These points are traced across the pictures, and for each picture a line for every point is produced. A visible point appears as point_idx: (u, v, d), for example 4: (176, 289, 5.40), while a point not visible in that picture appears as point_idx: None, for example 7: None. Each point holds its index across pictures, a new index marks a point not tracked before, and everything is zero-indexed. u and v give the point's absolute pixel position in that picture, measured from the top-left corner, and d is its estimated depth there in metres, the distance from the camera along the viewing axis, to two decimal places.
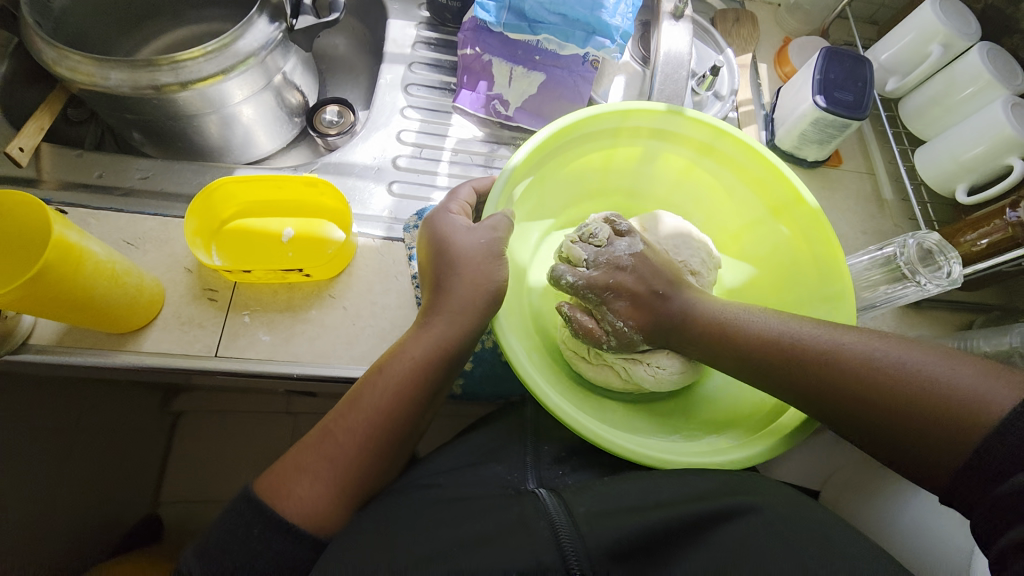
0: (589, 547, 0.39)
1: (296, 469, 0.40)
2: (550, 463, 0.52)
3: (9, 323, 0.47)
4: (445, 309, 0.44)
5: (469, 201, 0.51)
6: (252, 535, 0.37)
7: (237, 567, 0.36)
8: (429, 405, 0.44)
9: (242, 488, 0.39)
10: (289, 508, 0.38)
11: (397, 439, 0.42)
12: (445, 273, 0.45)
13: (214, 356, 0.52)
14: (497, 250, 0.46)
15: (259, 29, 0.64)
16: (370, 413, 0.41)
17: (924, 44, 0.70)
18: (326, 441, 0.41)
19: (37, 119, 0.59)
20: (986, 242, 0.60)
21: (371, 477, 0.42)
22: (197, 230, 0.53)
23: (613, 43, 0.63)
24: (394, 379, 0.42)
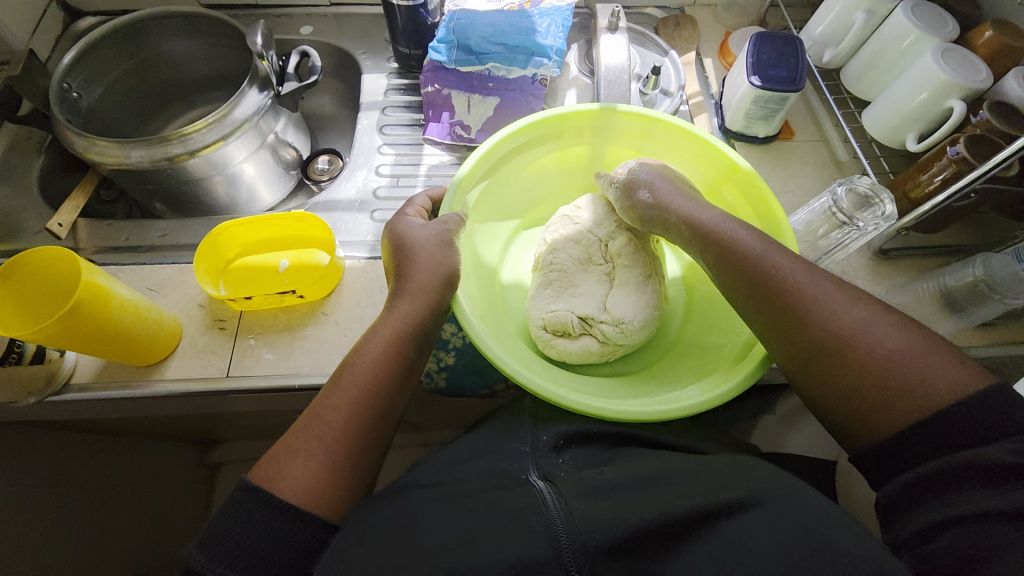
0: (585, 540, 0.41)
1: (288, 454, 0.45)
2: (549, 451, 0.55)
3: (54, 365, 0.55)
4: (406, 291, 0.50)
5: (425, 206, 0.57)
6: (254, 519, 0.41)
7: (245, 552, 0.40)
8: (405, 380, 0.49)
9: (238, 479, 0.43)
10: (286, 485, 0.43)
11: (379, 412, 0.47)
12: (404, 262, 0.52)
13: (227, 376, 0.58)
14: (448, 238, 0.53)
15: (251, 97, 0.75)
16: (350, 390, 0.47)
17: (851, 13, 0.75)
18: (314, 423, 0.46)
19: (71, 199, 0.71)
20: (940, 179, 0.62)
21: (361, 451, 0.46)
22: (206, 270, 0.61)
23: (550, 60, 0.72)
24: (369, 358, 0.48)
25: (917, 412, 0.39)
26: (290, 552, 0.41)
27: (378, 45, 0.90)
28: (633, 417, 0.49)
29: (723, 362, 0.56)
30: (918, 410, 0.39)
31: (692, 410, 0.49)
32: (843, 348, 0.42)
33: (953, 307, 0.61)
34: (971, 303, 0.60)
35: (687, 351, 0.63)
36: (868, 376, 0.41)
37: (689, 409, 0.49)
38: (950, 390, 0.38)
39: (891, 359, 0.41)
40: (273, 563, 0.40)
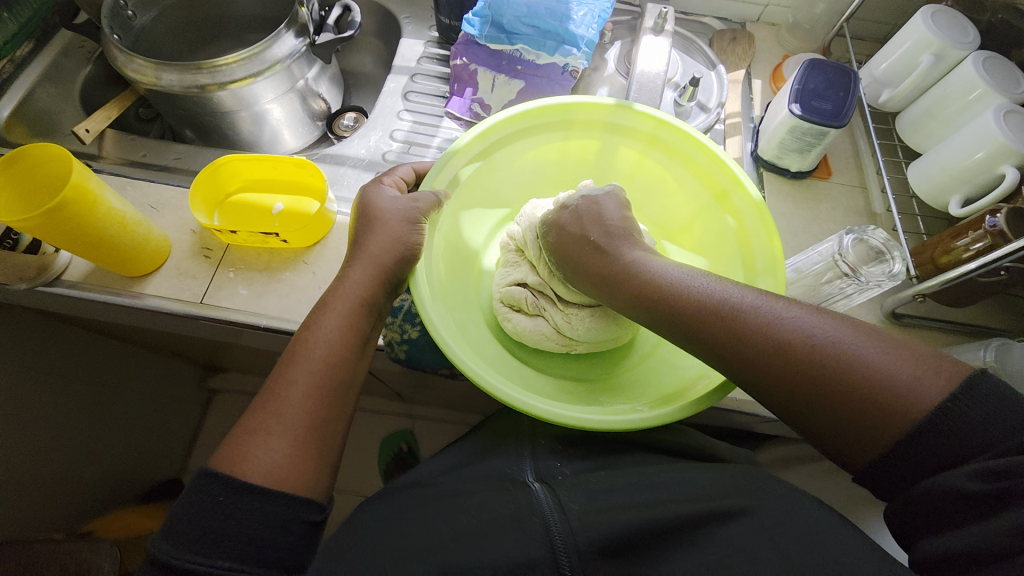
0: (580, 543, 0.43)
1: (248, 435, 0.43)
2: (547, 455, 0.57)
3: (47, 259, 0.58)
4: (357, 261, 0.51)
5: (405, 178, 0.57)
6: (218, 503, 0.40)
7: (207, 531, 0.38)
8: (361, 352, 0.49)
9: (198, 466, 0.41)
10: (251, 467, 0.42)
11: (338, 380, 0.47)
12: (361, 236, 0.52)
13: (200, 302, 0.60)
14: (413, 216, 0.52)
15: (286, 41, 0.77)
16: (308, 364, 0.46)
17: (916, 54, 0.69)
18: (270, 402, 0.45)
19: (104, 110, 0.74)
20: (978, 247, 0.56)
21: (322, 424, 0.45)
22: (202, 199, 0.63)
23: (579, 50, 0.70)
24: (325, 331, 0.48)
25: (884, 405, 0.36)
26: (264, 530, 0.40)
27: (423, 12, 0.90)
28: (581, 423, 0.46)
29: (679, 385, 0.54)
30: (884, 403, 0.36)
31: (638, 427, 0.46)
32: (779, 352, 0.39)
33: None
34: None
35: (655, 365, 0.60)
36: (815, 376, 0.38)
37: (635, 425, 0.46)
38: (916, 376, 0.36)
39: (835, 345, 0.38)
40: (249, 541, 0.39)
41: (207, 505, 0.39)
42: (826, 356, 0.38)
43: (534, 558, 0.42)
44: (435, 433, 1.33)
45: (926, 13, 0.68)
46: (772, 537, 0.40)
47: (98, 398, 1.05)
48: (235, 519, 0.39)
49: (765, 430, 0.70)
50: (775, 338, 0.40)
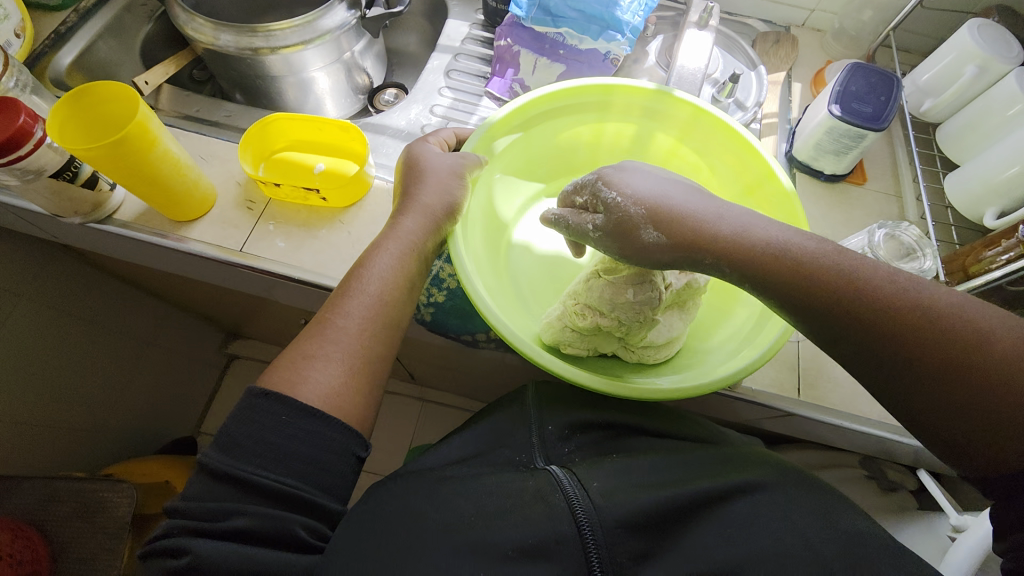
0: (605, 518, 0.44)
1: (303, 361, 0.47)
2: (557, 441, 0.58)
3: (103, 197, 0.61)
4: (410, 209, 0.52)
5: (449, 141, 0.59)
6: (282, 422, 0.43)
7: (269, 453, 0.42)
8: (408, 294, 0.52)
9: (251, 386, 0.44)
10: (309, 390, 0.45)
11: (386, 321, 0.50)
12: (412, 184, 0.54)
13: (240, 250, 0.63)
14: (461, 171, 0.54)
15: (338, 12, 0.80)
16: (361, 300, 0.49)
17: (959, 66, 0.68)
18: (326, 332, 0.48)
19: (164, 65, 0.78)
20: (1006, 259, 0.55)
21: (371, 359, 0.49)
22: (250, 152, 0.66)
23: (623, 36, 0.71)
24: (376, 270, 0.50)
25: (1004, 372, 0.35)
26: (322, 454, 0.43)
27: None
28: (607, 388, 0.48)
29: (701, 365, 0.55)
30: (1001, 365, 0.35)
31: (660, 396, 0.48)
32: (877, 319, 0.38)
33: None
34: None
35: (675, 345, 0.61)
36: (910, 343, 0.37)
37: (657, 394, 0.48)
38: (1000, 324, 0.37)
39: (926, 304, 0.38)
40: (310, 463, 0.43)
41: (272, 428, 0.43)
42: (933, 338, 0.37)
43: (561, 533, 0.43)
44: (443, 416, 1.34)
45: (973, 26, 0.67)
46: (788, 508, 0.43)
47: (127, 347, 1.09)
48: (291, 441, 0.43)
49: (776, 428, 0.70)
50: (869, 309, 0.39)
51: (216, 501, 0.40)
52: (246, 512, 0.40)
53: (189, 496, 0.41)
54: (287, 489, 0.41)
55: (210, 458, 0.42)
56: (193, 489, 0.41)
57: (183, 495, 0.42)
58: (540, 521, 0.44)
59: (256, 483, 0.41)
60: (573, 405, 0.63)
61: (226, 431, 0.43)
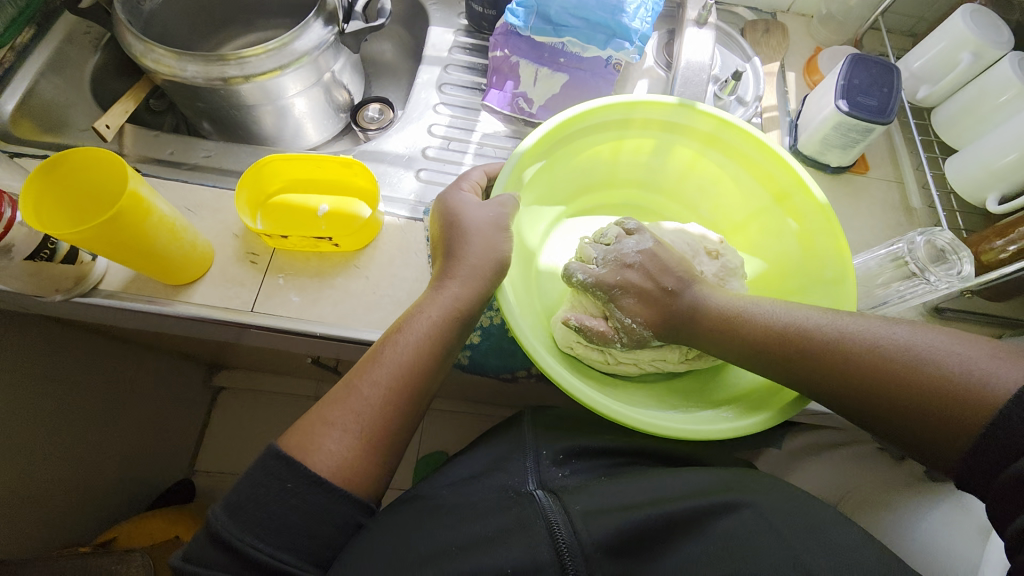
0: (584, 543, 0.44)
1: (321, 423, 0.44)
2: (550, 464, 0.55)
3: (86, 268, 0.54)
4: (457, 273, 0.49)
5: (480, 182, 0.56)
6: (286, 490, 0.40)
7: (272, 520, 0.40)
8: (443, 362, 0.48)
9: (269, 444, 0.42)
10: (322, 458, 0.42)
11: (416, 394, 0.46)
12: (456, 243, 0.50)
13: (251, 311, 0.58)
14: (504, 224, 0.51)
15: (314, 31, 0.73)
16: (391, 367, 0.46)
17: (954, 52, 0.70)
18: (351, 397, 0.45)
19: (121, 102, 0.70)
20: (1014, 249, 0.59)
21: (392, 430, 0.45)
22: (246, 199, 0.60)
23: (632, 45, 0.67)
24: (412, 336, 0.46)
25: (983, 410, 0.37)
26: (327, 529, 0.41)
27: None
28: (677, 433, 0.47)
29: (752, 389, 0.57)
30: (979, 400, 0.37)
31: (728, 435, 0.49)
32: (838, 366, 0.44)
33: None
34: None
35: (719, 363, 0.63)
36: (886, 390, 0.41)
37: (725, 434, 0.49)
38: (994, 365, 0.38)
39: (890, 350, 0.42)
40: (307, 535, 0.40)
41: (276, 491, 0.40)
42: (904, 380, 0.41)
43: (540, 562, 0.43)
44: None
45: (965, 12, 0.69)
46: (777, 527, 0.43)
47: (108, 402, 1.01)
48: (295, 510, 0.40)
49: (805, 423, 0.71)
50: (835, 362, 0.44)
51: (210, 568, 0.38)
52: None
53: (187, 557, 0.39)
54: (281, 567, 0.39)
55: (220, 521, 0.39)
56: (191, 551, 0.39)
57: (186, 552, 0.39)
58: (520, 549, 0.44)
59: (253, 555, 0.38)
60: (569, 431, 0.60)
61: (236, 490, 0.40)
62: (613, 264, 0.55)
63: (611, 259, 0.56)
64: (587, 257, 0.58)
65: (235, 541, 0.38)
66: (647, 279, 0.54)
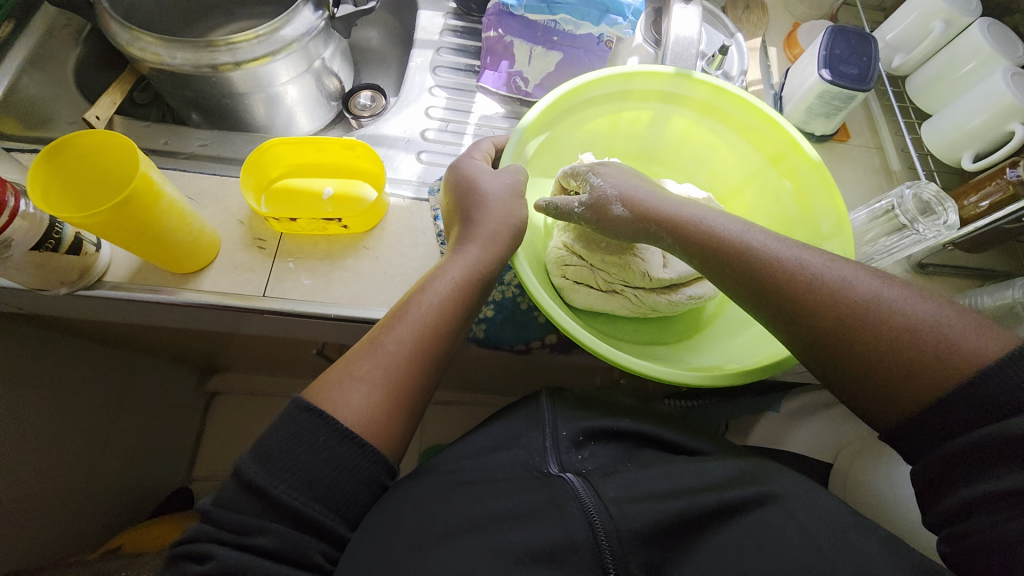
0: (620, 528, 0.42)
1: (347, 377, 0.44)
2: (570, 447, 0.52)
3: (90, 260, 0.53)
4: (476, 237, 0.50)
5: (490, 153, 0.58)
6: (318, 442, 0.40)
7: (302, 470, 0.39)
8: (465, 325, 0.49)
9: (296, 396, 0.41)
10: (349, 412, 0.42)
11: (439, 353, 0.47)
12: (475, 209, 0.51)
13: (263, 296, 0.58)
14: (520, 190, 0.53)
15: (304, 16, 0.72)
16: (416, 325, 0.46)
17: (927, 21, 0.73)
18: (376, 353, 0.45)
19: (109, 94, 0.69)
20: (987, 203, 0.64)
21: (418, 388, 0.45)
22: (251, 185, 0.60)
23: (625, 19, 0.69)
24: (436, 296, 0.47)
25: (936, 363, 0.39)
26: (354, 485, 0.41)
27: None
28: (689, 379, 0.50)
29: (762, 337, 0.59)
30: (940, 357, 0.39)
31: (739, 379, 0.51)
32: (820, 299, 0.43)
33: None
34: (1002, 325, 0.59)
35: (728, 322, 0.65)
36: (857, 328, 0.41)
37: (734, 378, 0.51)
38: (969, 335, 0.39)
39: (866, 296, 0.42)
40: (336, 489, 0.40)
41: (306, 441, 0.40)
42: (880, 321, 0.41)
43: (577, 541, 0.42)
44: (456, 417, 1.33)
45: None
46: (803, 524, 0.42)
47: (103, 407, 0.98)
48: (324, 463, 0.40)
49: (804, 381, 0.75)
50: (821, 295, 0.43)
51: (242, 514, 0.38)
52: (272, 531, 0.37)
53: (218, 502, 0.39)
54: (314, 516, 0.38)
55: (248, 468, 0.39)
56: (222, 498, 0.39)
57: (216, 499, 0.39)
58: (552, 528, 0.42)
59: (288, 503, 0.38)
60: (588, 409, 0.57)
61: (265, 438, 0.40)
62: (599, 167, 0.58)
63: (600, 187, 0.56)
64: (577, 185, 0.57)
65: (270, 489, 0.38)
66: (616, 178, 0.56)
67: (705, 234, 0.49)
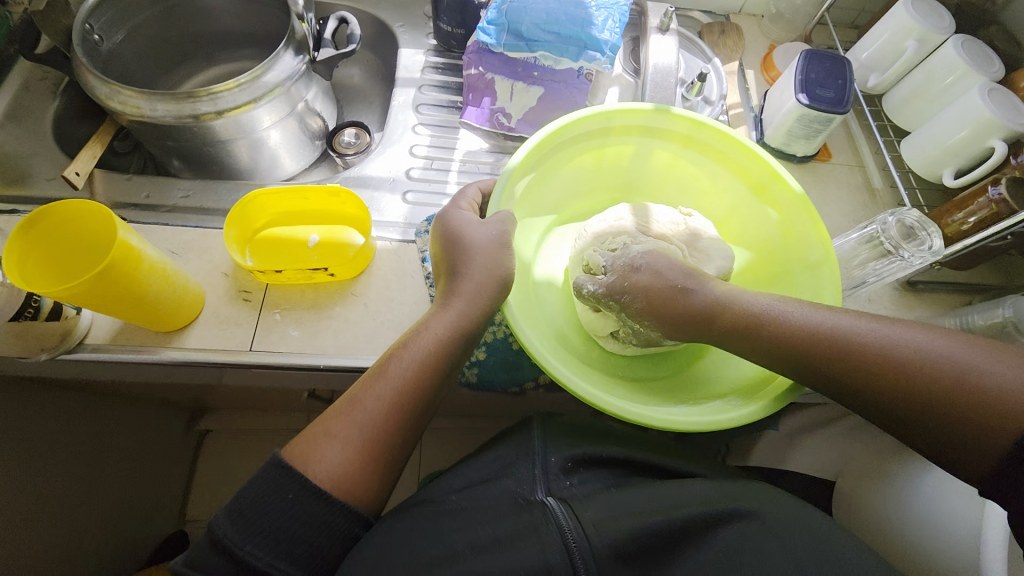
0: (595, 546, 0.42)
1: (323, 434, 0.43)
2: (559, 473, 0.51)
3: (70, 323, 0.53)
4: (462, 290, 0.50)
5: (476, 199, 0.58)
6: (286, 500, 0.40)
7: (271, 528, 0.39)
8: (448, 378, 0.48)
9: (272, 454, 0.42)
10: (321, 468, 0.42)
11: (418, 407, 0.46)
12: (461, 261, 0.51)
13: (250, 350, 0.57)
14: (507, 240, 0.52)
15: (285, 61, 0.72)
16: (397, 381, 0.45)
17: (900, 40, 0.75)
18: (355, 409, 0.44)
19: (88, 148, 0.69)
20: (974, 220, 0.64)
21: (397, 444, 0.44)
22: (235, 237, 0.59)
23: (604, 55, 0.70)
24: (418, 350, 0.46)
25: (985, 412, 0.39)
26: (325, 541, 0.40)
27: (417, 19, 0.87)
28: (694, 426, 0.48)
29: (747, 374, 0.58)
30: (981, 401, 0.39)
31: (743, 421, 0.50)
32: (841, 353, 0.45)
33: None
34: None
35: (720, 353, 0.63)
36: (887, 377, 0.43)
37: (739, 421, 0.50)
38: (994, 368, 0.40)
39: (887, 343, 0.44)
40: (305, 547, 0.39)
41: (274, 500, 0.40)
42: (903, 367, 0.42)
43: (551, 563, 0.41)
44: None
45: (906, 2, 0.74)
46: None
47: (90, 460, 0.95)
48: (297, 522, 0.40)
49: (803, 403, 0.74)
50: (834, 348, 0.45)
51: (211, 573, 0.38)
52: None
53: (189, 561, 0.39)
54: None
55: (218, 526, 0.39)
56: (193, 557, 0.39)
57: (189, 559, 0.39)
58: (529, 553, 0.42)
59: (252, 564, 0.37)
60: (579, 438, 0.56)
61: (239, 496, 0.40)
62: (623, 269, 0.54)
63: (620, 264, 0.55)
64: (595, 264, 0.58)
65: (237, 550, 0.38)
66: (654, 276, 0.52)
67: (703, 296, 0.51)
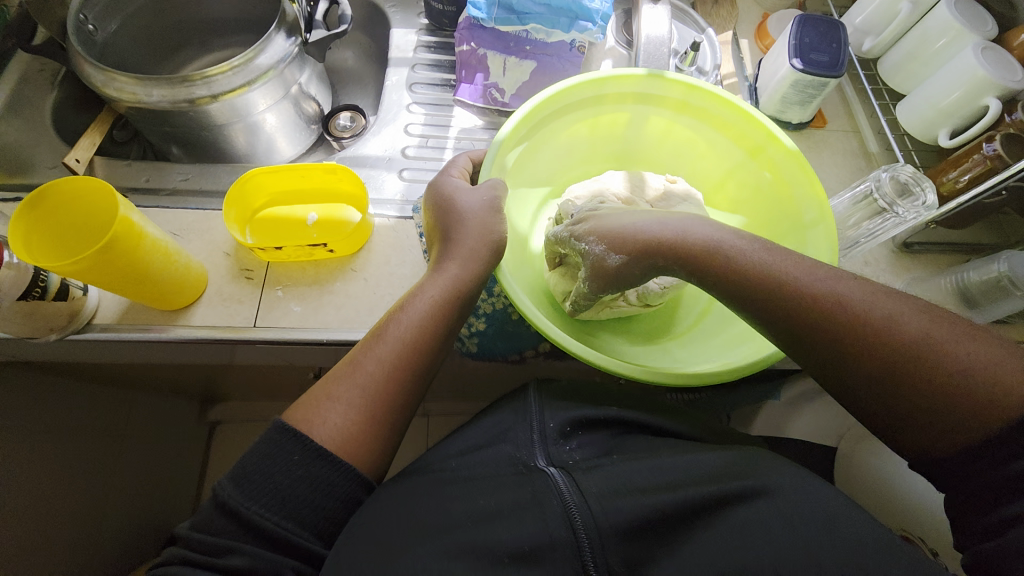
0: (601, 524, 0.41)
1: (326, 397, 0.44)
2: (557, 439, 0.51)
3: (77, 304, 0.54)
4: (456, 254, 0.51)
5: (467, 167, 0.58)
6: (292, 462, 0.41)
7: (276, 490, 0.40)
8: (446, 343, 0.49)
9: (275, 418, 0.43)
10: (324, 430, 0.43)
11: (417, 371, 0.47)
12: (455, 227, 0.52)
13: (254, 326, 0.58)
14: (498, 205, 0.53)
15: (277, 43, 0.72)
16: (396, 345, 0.46)
17: (894, 2, 0.75)
18: (357, 371, 0.46)
19: (88, 135, 0.70)
20: (967, 178, 0.64)
21: (399, 405, 0.46)
22: (234, 217, 0.60)
23: (595, 25, 0.70)
24: (415, 316, 0.47)
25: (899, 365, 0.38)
26: (331, 503, 0.42)
27: None
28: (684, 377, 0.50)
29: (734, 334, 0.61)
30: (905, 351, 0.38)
31: (735, 372, 0.52)
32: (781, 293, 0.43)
33: (969, 302, 0.61)
34: (989, 299, 0.60)
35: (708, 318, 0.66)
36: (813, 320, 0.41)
37: (732, 372, 0.51)
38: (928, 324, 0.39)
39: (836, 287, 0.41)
40: (310, 509, 0.41)
41: (279, 462, 0.41)
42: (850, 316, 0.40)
43: (556, 539, 0.41)
44: None
45: None
46: None
47: (105, 447, 0.97)
48: (302, 483, 0.41)
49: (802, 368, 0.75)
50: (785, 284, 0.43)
51: (216, 535, 0.38)
52: (244, 551, 0.37)
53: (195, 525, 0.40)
54: (286, 536, 0.39)
55: (223, 491, 0.40)
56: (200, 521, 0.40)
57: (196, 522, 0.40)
58: (532, 529, 0.41)
59: (260, 525, 0.39)
60: (574, 401, 0.56)
61: (242, 462, 0.41)
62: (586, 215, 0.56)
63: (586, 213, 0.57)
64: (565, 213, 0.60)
65: (243, 511, 0.39)
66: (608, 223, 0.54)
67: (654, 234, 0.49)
